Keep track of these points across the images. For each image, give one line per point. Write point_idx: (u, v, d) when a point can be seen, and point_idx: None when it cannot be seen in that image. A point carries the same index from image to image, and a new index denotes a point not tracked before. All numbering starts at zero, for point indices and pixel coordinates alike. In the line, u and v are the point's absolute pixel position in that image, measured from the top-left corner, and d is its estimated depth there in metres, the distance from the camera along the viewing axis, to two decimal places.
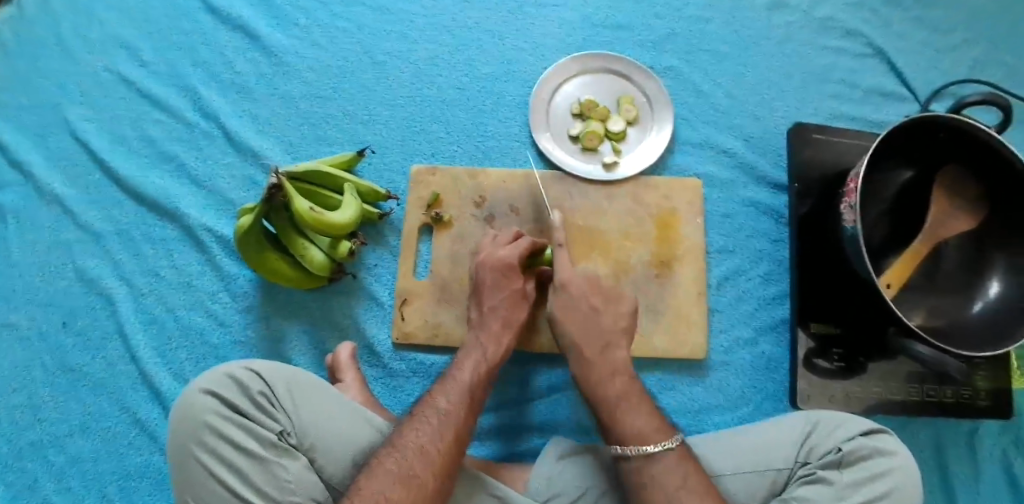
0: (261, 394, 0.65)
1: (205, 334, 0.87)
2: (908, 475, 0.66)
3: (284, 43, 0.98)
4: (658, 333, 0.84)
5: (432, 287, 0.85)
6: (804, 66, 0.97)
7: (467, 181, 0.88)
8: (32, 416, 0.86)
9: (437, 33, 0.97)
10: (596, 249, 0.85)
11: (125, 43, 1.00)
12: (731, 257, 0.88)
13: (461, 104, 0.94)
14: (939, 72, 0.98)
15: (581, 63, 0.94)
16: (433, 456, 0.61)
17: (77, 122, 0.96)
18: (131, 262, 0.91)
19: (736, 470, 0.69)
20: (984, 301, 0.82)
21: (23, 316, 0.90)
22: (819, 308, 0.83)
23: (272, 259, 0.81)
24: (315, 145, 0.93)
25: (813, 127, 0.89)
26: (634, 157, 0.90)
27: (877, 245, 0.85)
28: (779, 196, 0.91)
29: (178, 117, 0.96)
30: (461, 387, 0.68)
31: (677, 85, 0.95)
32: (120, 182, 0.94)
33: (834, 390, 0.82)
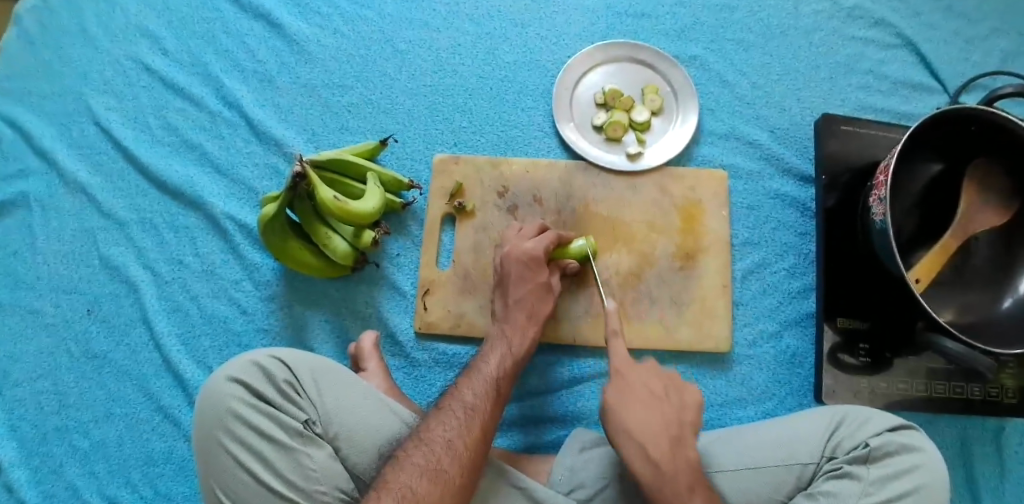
0: (287, 383, 0.65)
1: (228, 322, 0.88)
2: (937, 473, 0.65)
3: (305, 31, 0.97)
4: (682, 326, 0.83)
5: (454, 277, 0.85)
6: (832, 57, 0.96)
7: (490, 171, 0.88)
8: (58, 403, 0.87)
9: (459, 21, 0.96)
10: (620, 240, 0.85)
11: (147, 30, 1.00)
12: (756, 250, 0.87)
13: (483, 93, 0.93)
14: (971, 63, 0.96)
15: (605, 52, 0.92)
16: (460, 450, 0.61)
17: (100, 111, 0.97)
18: (154, 250, 0.91)
19: (762, 464, 0.69)
20: (1014, 297, 0.81)
21: (48, 303, 0.90)
22: (846, 302, 0.82)
23: (296, 248, 0.81)
24: (336, 134, 0.93)
25: (841, 118, 0.88)
26: (659, 148, 0.89)
27: (905, 240, 0.85)
28: (805, 188, 0.90)
29: (200, 105, 0.96)
30: (486, 379, 0.68)
31: (703, 75, 0.94)
32: (143, 170, 0.94)
33: (860, 386, 0.81)
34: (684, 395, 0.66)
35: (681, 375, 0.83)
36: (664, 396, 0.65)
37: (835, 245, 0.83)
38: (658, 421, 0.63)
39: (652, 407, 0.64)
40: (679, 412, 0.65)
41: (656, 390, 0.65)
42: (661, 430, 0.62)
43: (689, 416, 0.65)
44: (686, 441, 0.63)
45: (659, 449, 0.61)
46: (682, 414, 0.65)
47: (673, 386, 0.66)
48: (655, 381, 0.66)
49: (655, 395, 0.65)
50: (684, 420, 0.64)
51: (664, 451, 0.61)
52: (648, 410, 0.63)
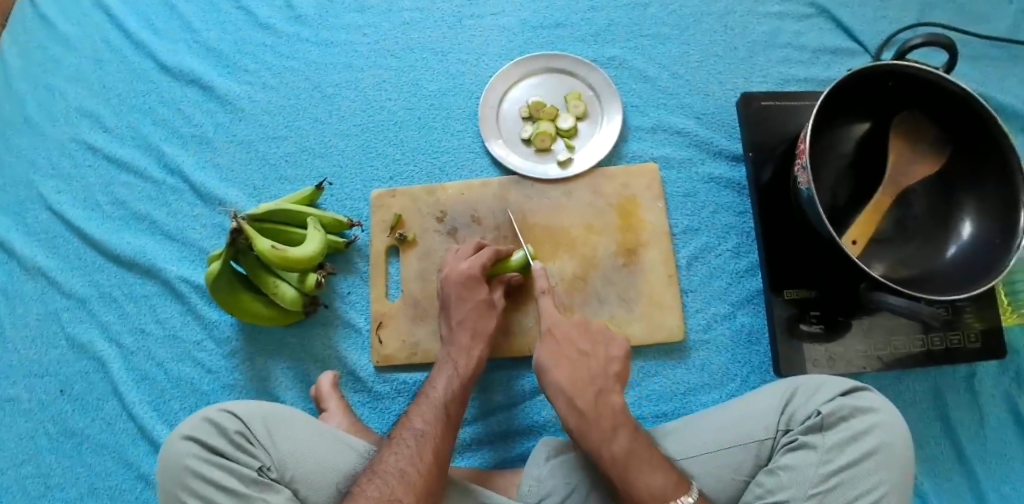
0: (238, 433, 0.66)
1: (195, 382, 0.89)
2: (893, 430, 0.65)
3: (236, 91, 1.00)
4: (633, 321, 0.84)
5: (404, 307, 0.87)
6: (748, 36, 0.97)
7: (427, 198, 0.90)
8: (42, 485, 0.88)
9: (382, 59, 0.99)
10: (561, 246, 0.86)
11: (88, 112, 1.03)
12: (698, 236, 0.88)
13: (413, 124, 0.95)
14: (887, 21, 0.97)
15: (524, 67, 0.94)
16: (413, 478, 0.62)
17: (51, 195, 0.99)
18: (117, 322, 0.93)
19: (719, 447, 0.69)
20: (959, 244, 0.81)
21: (22, 388, 0.92)
22: (791, 274, 0.82)
23: (246, 300, 0.83)
24: (277, 185, 0.95)
25: (761, 94, 0.89)
26: (588, 151, 0.91)
27: (842, 204, 0.84)
28: (737, 168, 0.91)
29: (145, 176, 0.98)
30: (435, 404, 0.68)
31: (623, 73, 0.96)
32: (98, 247, 0.96)
33: (818, 354, 0.81)
34: (610, 347, 0.70)
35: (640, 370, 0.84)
36: (589, 352, 0.69)
37: (771, 219, 0.84)
38: (582, 373, 0.67)
39: (577, 363, 0.68)
40: (606, 365, 0.68)
41: (582, 346, 0.69)
42: (587, 381, 0.67)
43: (615, 367, 0.69)
44: (613, 390, 0.67)
45: (585, 400, 0.65)
46: (609, 366, 0.68)
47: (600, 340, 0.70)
48: (581, 339, 0.70)
49: (579, 349, 0.69)
50: (610, 371, 0.68)
51: (589, 403, 0.65)
52: (574, 366, 0.68)
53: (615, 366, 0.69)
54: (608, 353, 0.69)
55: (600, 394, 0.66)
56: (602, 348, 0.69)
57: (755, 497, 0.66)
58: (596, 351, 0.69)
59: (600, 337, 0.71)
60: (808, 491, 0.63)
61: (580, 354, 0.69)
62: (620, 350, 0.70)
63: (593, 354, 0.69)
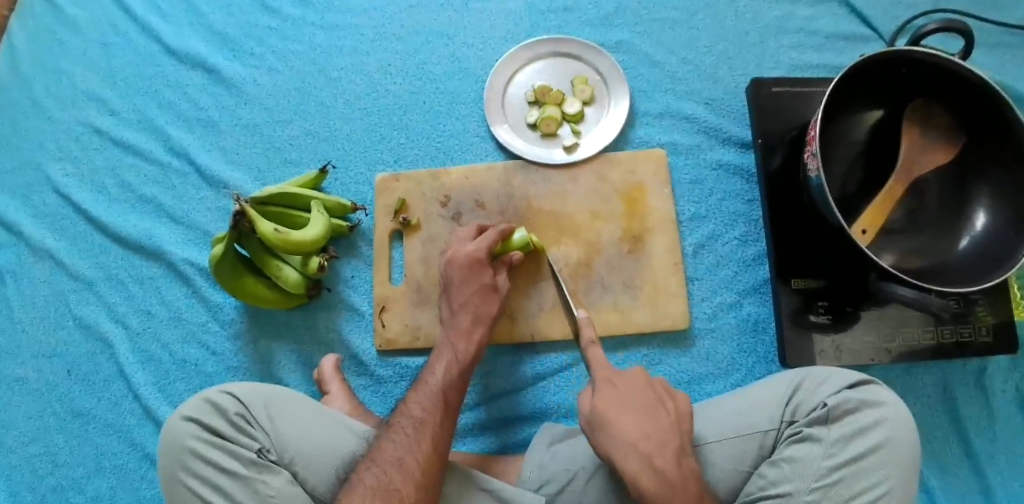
0: (238, 415, 0.66)
1: (200, 365, 0.90)
2: (898, 425, 0.64)
3: (242, 74, 1.00)
4: (638, 308, 0.83)
5: (407, 291, 0.86)
6: (759, 21, 0.95)
7: (431, 182, 0.89)
8: (50, 463, 0.89)
9: (387, 42, 0.98)
10: (566, 232, 0.85)
11: (96, 95, 1.03)
12: (704, 223, 0.87)
13: (418, 108, 0.95)
14: (902, 7, 0.95)
15: (530, 51, 0.93)
16: (412, 468, 0.61)
17: (60, 178, 1.00)
18: (123, 304, 0.94)
19: (722, 437, 0.69)
20: (971, 235, 0.79)
21: (31, 369, 0.93)
22: (799, 264, 0.81)
23: (250, 283, 0.83)
24: (282, 169, 0.95)
25: (771, 80, 0.87)
26: (594, 136, 0.90)
27: (851, 193, 0.82)
28: (746, 154, 0.90)
29: (151, 159, 0.99)
30: (433, 391, 0.68)
31: (631, 58, 0.94)
32: (105, 229, 0.97)
33: (825, 345, 0.80)
34: (679, 402, 0.67)
35: (644, 358, 0.83)
36: (656, 405, 0.65)
37: (780, 207, 0.83)
38: (655, 427, 0.63)
39: (645, 414, 0.64)
40: (678, 420, 0.65)
41: (649, 402, 0.65)
42: (662, 439, 0.63)
43: (687, 424, 0.66)
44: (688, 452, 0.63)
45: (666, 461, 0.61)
46: (681, 423, 0.65)
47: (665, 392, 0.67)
48: (647, 393, 0.66)
49: (644, 397, 0.66)
50: (683, 430, 0.65)
51: (670, 465, 0.61)
52: (644, 417, 0.64)
53: (686, 424, 0.65)
54: (676, 409, 0.66)
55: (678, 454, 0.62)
56: (669, 402, 0.66)
57: (757, 488, 0.65)
58: (664, 407, 0.66)
59: (664, 390, 0.67)
60: (811, 484, 0.63)
61: (648, 406, 0.65)
62: (684, 404, 0.67)
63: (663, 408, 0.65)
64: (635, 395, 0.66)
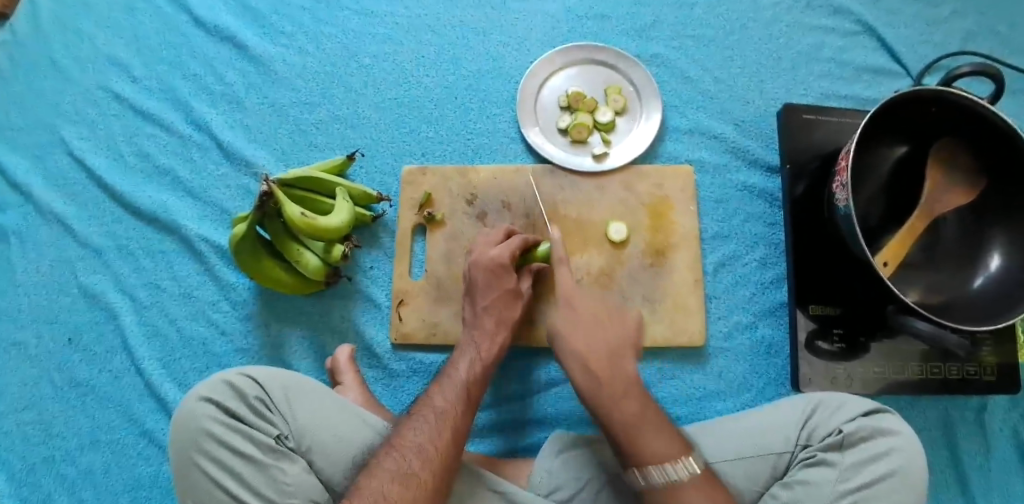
0: (258, 399, 0.66)
1: (207, 343, 0.88)
2: (912, 456, 0.65)
3: (271, 52, 0.98)
4: (655, 322, 0.83)
5: (427, 286, 0.86)
6: (792, 47, 0.97)
7: (458, 179, 0.89)
8: (43, 432, 0.87)
9: (421, 34, 0.98)
10: (590, 241, 0.85)
11: (117, 60, 1.01)
12: (726, 243, 0.88)
13: (449, 103, 0.94)
14: (931, 46, 0.97)
15: (566, 56, 0.94)
16: (431, 454, 0.61)
17: (74, 141, 0.98)
18: (132, 276, 0.92)
19: (736, 457, 0.70)
20: (985, 275, 0.81)
21: (29, 334, 0.91)
22: (818, 290, 0.82)
23: (268, 266, 0.82)
24: (306, 152, 0.94)
25: (803, 106, 0.89)
26: (624, 147, 0.90)
27: (874, 225, 0.84)
28: (771, 178, 0.91)
29: (171, 130, 0.97)
30: (456, 384, 0.68)
31: (664, 73, 0.95)
32: (119, 198, 0.95)
33: (836, 372, 0.81)
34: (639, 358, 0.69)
35: (657, 371, 0.83)
36: (618, 351, 0.68)
37: (804, 233, 0.84)
38: (617, 373, 0.67)
39: (610, 358, 0.68)
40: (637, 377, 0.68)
41: (611, 345, 0.68)
42: (621, 386, 0.66)
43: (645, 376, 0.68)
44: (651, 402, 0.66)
45: (626, 413, 0.64)
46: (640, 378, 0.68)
47: (630, 338, 0.70)
48: (608, 332, 0.69)
49: (602, 328, 0.69)
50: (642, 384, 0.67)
51: (631, 416, 0.64)
52: (606, 364, 0.67)
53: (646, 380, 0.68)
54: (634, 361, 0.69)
55: (638, 401, 0.65)
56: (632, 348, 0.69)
57: None
58: (626, 351, 0.69)
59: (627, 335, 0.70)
60: None
61: (609, 351, 0.68)
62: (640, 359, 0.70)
63: (626, 354, 0.68)
64: (600, 334, 0.69)
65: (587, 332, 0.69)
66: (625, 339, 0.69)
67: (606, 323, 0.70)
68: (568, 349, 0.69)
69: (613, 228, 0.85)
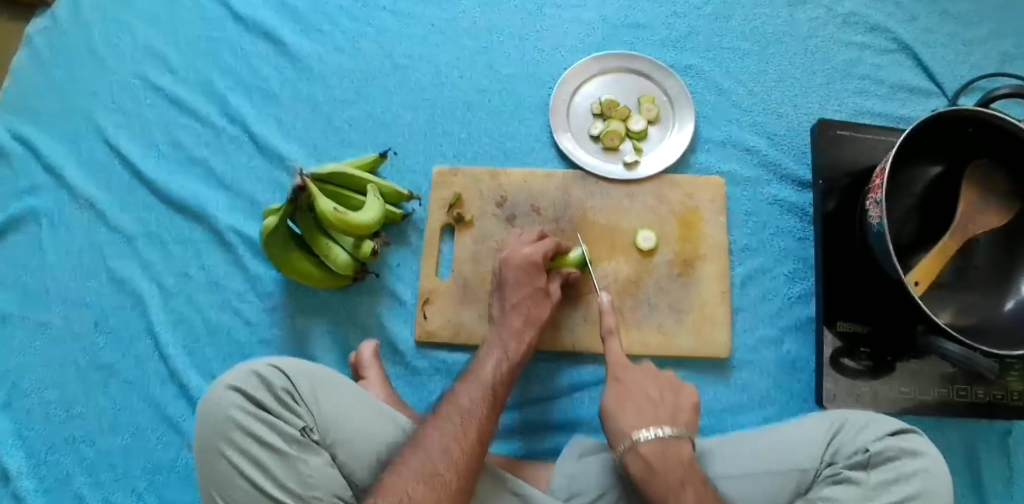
0: (284, 390, 0.67)
1: (232, 333, 0.89)
2: (938, 477, 0.65)
3: (307, 49, 0.99)
4: (682, 332, 0.83)
5: (453, 287, 0.86)
6: (827, 63, 0.96)
7: (488, 181, 0.89)
8: (65, 413, 0.88)
9: (457, 36, 0.98)
10: (618, 248, 0.85)
11: (154, 51, 1.02)
12: (754, 256, 0.88)
13: (482, 105, 0.95)
14: (968, 66, 0.96)
15: (600, 63, 0.94)
16: (456, 454, 0.61)
17: (109, 128, 0.99)
18: (161, 263, 0.93)
19: (759, 471, 0.69)
20: (1018, 297, 0.79)
21: (56, 315, 0.92)
22: (845, 307, 0.82)
23: (298, 259, 0.82)
24: (338, 148, 0.95)
25: (837, 122, 0.88)
26: (655, 156, 0.90)
27: (906, 243, 0.83)
28: (803, 193, 0.90)
29: (205, 122, 0.98)
30: (483, 384, 0.68)
31: (697, 83, 0.95)
32: (151, 186, 0.96)
33: (861, 390, 0.80)
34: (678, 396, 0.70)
35: (680, 382, 0.83)
36: (674, 434, 0.65)
37: (834, 249, 0.84)
38: (674, 462, 0.63)
39: (666, 445, 0.64)
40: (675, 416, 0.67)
41: (667, 426, 0.66)
42: (678, 475, 0.62)
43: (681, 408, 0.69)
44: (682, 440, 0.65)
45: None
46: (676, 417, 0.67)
47: (684, 421, 0.67)
48: (663, 415, 0.67)
49: (658, 410, 0.67)
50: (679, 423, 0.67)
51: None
52: (660, 449, 0.63)
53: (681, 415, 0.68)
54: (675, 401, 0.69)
55: (695, 492, 0.60)
56: (687, 430, 0.66)
57: None
58: (681, 435, 0.65)
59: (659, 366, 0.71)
60: None
61: (663, 434, 0.64)
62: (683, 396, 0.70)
63: (681, 436, 0.65)
64: (651, 414, 0.67)
65: (639, 411, 0.67)
66: (680, 420, 0.67)
67: (659, 406, 0.68)
68: (621, 430, 0.66)
69: (642, 236, 0.85)
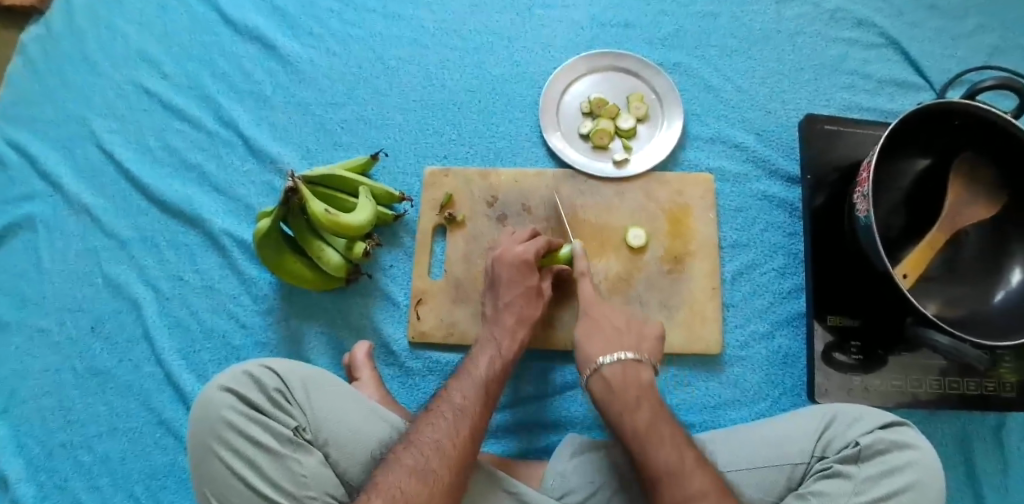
0: (278, 391, 0.67)
1: (227, 336, 0.89)
2: (928, 469, 0.65)
3: (299, 52, 1.00)
4: (673, 328, 0.83)
5: (446, 286, 0.87)
6: (815, 59, 0.97)
7: (479, 181, 0.90)
8: (63, 418, 0.88)
9: (446, 37, 0.99)
10: (609, 246, 0.86)
11: (147, 57, 1.03)
12: (745, 252, 0.88)
13: (472, 106, 0.96)
14: (956, 60, 0.97)
15: (589, 62, 0.95)
16: (449, 451, 0.61)
17: (103, 134, 1.00)
18: (155, 267, 0.94)
19: (751, 466, 0.69)
20: (1006, 290, 0.80)
21: (53, 321, 0.93)
22: (835, 301, 0.82)
23: (291, 262, 0.83)
24: (330, 150, 0.95)
25: (825, 118, 0.89)
26: (645, 154, 0.91)
27: (895, 237, 0.84)
28: (792, 189, 0.91)
29: (198, 126, 0.99)
30: (475, 381, 0.68)
31: (686, 81, 0.96)
32: (145, 191, 0.96)
33: (853, 384, 0.81)
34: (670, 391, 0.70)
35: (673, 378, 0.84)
36: (634, 358, 0.69)
37: (823, 244, 0.84)
38: (632, 383, 0.67)
39: (626, 367, 0.68)
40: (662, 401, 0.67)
41: (631, 352, 0.69)
42: (634, 394, 0.66)
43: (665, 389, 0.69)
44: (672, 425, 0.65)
45: (639, 419, 0.64)
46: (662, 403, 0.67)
47: (648, 348, 0.71)
48: (628, 341, 0.71)
49: (623, 336, 0.71)
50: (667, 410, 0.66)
51: (643, 423, 0.64)
52: (620, 371, 0.68)
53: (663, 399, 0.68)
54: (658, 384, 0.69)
55: (650, 406, 0.65)
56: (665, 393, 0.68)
57: None
58: (642, 360, 0.69)
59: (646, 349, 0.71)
60: None
61: (625, 358, 0.68)
62: None
63: (642, 360, 0.69)
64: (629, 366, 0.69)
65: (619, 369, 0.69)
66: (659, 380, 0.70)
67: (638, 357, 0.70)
68: (586, 355, 0.70)
69: (632, 233, 0.85)
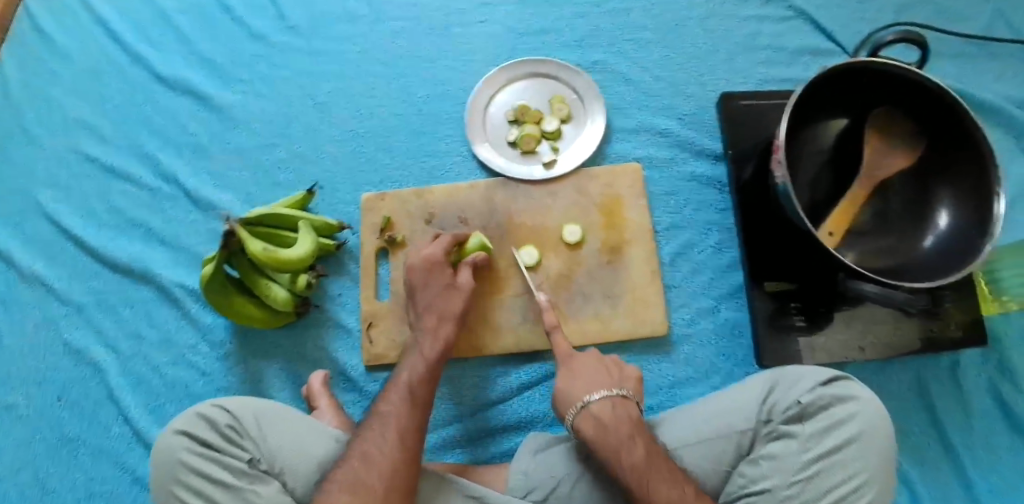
0: (228, 427, 0.68)
1: (190, 386, 0.91)
2: (873, 419, 0.66)
3: (232, 100, 1.03)
4: (618, 316, 0.85)
5: (395, 307, 0.88)
6: (729, 39, 1.00)
7: (415, 200, 0.92)
8: (39, 491, 0.89)
9: (372, 66, 1.02)
10: (547, 245, 0.88)
11: (85, 123, 1.05)
12: (681, 233, 0.90)
13: (403, 129, 0.98)
14: (864, 22, 1.00)
15: (510, 72, 0.97)
16: (379, 460, 0.62)
17: (50, 205, 1.01)
18: (113, 328, 0.95)
19: (699, 439, 0.71)
20: (934, 234, 0.82)
21: (20, 395, 0.93)
22: (771, 267, 0.84)
23: (239, 303, 0.84)
24: (271, 191, 0.98)
25: (739, 94, 0.92)
26: (572, 152, 0.93)
27: (820, 197, 0.85)
28: (719, 166, 0.93)
29: (141, 185, 1.01)
30: (401, 388, 0.70)
31: (607, 77, 0.99)
32: (96, 254, 0.98)
33: (799, 345, 0.82)
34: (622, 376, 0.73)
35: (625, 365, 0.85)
36: (621, 395, 0.69)
37: (752, 214, 0.86)
38: (623, 416, 0.67)
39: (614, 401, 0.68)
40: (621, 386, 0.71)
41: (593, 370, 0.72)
42: (627, 429, 0.65)
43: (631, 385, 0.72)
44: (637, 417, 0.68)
45: (635, 456, 0.63)
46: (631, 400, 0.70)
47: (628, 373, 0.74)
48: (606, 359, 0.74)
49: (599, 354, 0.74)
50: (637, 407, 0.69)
51: (640, 459, 0.63)
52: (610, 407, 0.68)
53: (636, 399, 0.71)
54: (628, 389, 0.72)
55: (644, 443, 0.64)
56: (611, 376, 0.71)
57: (739, 487, 0.67)
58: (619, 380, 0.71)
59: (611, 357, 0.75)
60: (790, 479, 0.65)
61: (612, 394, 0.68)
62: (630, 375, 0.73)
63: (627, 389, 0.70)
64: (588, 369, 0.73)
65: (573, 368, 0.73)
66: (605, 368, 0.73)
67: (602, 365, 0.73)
68: (571, 398, 0.70)
69: (568, 230, 0.87)
